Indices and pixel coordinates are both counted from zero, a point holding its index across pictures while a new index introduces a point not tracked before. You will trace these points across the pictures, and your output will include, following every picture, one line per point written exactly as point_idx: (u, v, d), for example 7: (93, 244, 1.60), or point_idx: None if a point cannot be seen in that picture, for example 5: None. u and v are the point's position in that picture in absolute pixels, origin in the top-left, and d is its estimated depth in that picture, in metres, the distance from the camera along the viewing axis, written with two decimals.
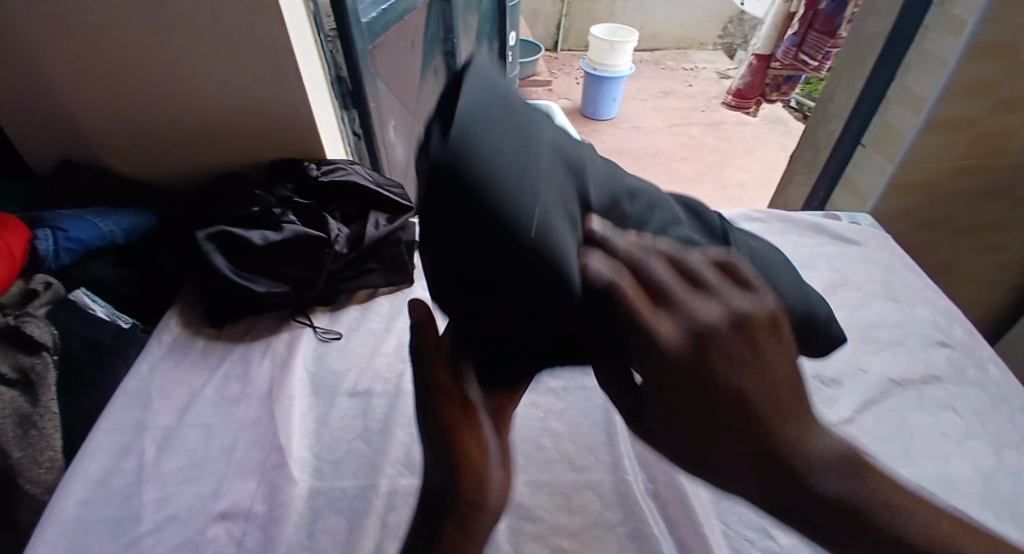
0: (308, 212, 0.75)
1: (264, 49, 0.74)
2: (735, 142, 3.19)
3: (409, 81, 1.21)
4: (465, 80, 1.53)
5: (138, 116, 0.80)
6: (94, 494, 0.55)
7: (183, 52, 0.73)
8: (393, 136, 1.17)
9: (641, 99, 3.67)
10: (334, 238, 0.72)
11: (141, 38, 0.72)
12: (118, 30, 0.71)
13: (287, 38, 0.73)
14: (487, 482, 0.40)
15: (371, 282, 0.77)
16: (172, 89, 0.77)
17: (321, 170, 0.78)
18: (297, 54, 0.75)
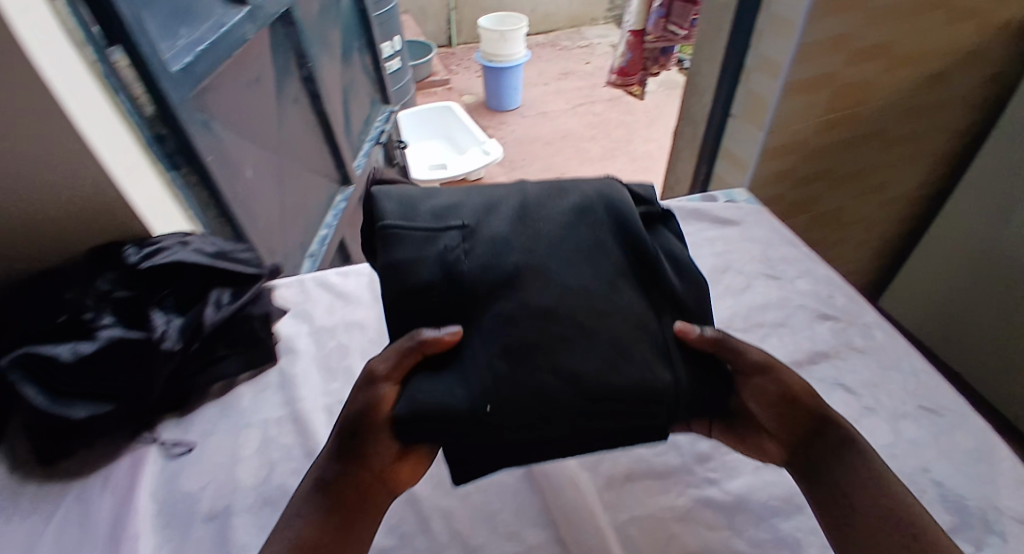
0: (129, 307, 0.65)
1: (43, 130, 0.63)
2: (638, 113, 3.23)
3: (264, 119, 1.10)
4: (337, 103, 1.44)
5: None
6: None
7: None
8: (254, 181, 1.07)
9: (543, 83, 3.65)
10: (159, 335, 0.62)
11: None
12: None
13: (67, 116, 0.62)
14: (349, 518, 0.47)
15: (226, 371, 0.69)
16: None
17: (142, 254, 0.68)
18: (87, 129, 0.64)
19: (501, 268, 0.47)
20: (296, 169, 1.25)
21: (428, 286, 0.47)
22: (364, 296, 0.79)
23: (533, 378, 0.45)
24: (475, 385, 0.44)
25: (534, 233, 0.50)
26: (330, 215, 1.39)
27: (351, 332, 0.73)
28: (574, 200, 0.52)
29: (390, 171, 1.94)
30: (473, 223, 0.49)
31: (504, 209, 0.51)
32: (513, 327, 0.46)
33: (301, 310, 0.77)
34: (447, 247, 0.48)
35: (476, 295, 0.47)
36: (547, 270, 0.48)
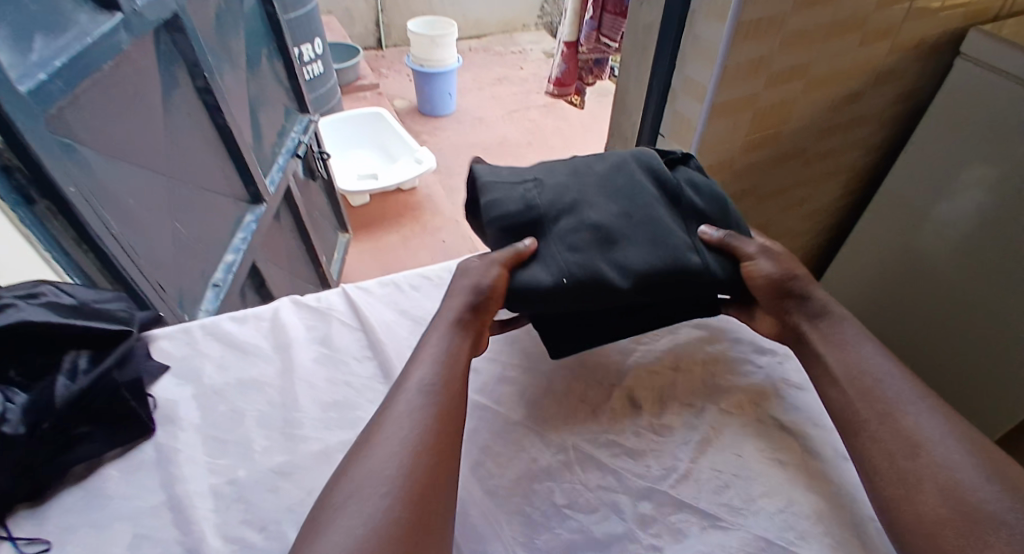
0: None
1: None
2: (572, 120, 3.23)
3: (149, 138, 0.97)
4: (242, 116, 1.31)
5: None
6: None
7: None
8: (138, 208, 0.93)
9: (477, 89, 3.59)
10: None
11: None
12: None
13: None
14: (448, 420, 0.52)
15: (91, 450, 0.57)
16: None
17: None
18: None
19: (563, 200, 0.66)
20: (194, 190, 1.11)
21: (518, 214, 0.65)
22: (265, 345, 0.69)
23: (614, 259, 0.62)
24: (559, 269, 0.61)
25: (583, 179, 0.68)
26: (240, 236, 1.26)
27: (250, 392, 0.63)
28: (621, 163, 0.69)
29: (311, 183, 1.80)
30: (541, 177, 0.68)
31: (562, 168, 0.70)
32: (578, 232, 0.64)
33: (186, 367, 0.66)
34: (525, 191, 0.67)
35: (546, 215, 0.65)
36: (597, 202, 0.66)
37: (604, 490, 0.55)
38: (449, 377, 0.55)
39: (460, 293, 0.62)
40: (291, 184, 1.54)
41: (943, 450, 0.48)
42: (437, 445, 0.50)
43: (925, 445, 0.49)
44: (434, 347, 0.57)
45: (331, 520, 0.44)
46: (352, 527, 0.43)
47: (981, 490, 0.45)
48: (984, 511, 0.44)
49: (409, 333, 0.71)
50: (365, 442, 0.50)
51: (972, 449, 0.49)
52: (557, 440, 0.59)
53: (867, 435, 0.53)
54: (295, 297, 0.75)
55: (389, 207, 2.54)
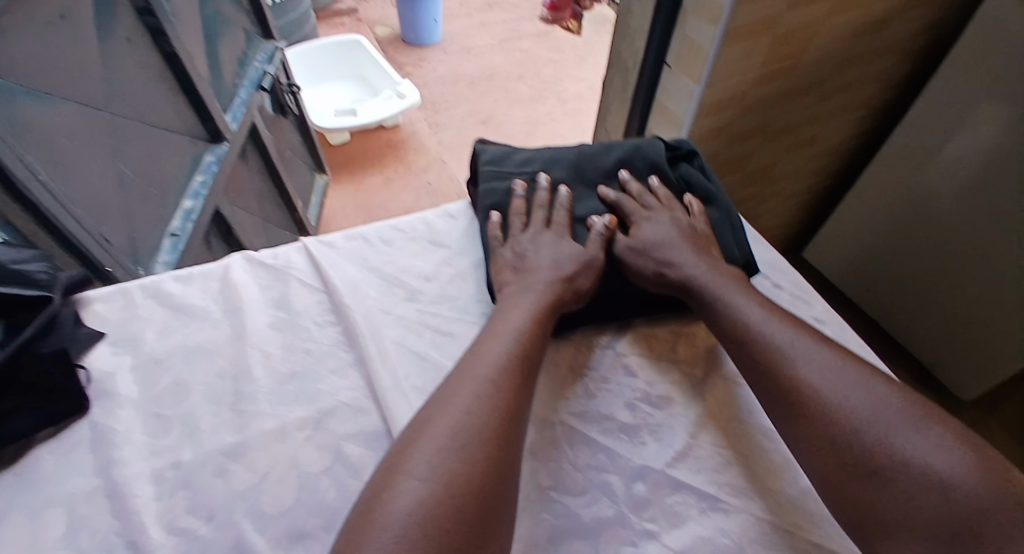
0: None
1: None
2: (567, 50, 3.01)
3: (82, 65, 0.84)
4: (196, 41, 1.16)
5: None
6: None
7: None
8: (73, 149, 0.81)
9: (465, 15, 3.31)
10: None
11: None
12: None
13: None
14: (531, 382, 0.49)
15: (16, 432, 0.49)
16: None
17: None
18: None
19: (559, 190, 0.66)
20: (139, 126, 0.99)
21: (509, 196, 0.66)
22: (215, 308, 0.61)
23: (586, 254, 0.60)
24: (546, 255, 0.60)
25: (579, 174, 0.68)
26: (199, 177, 1.15)
27: (196, 360, 0.56)
28: (623, 155, 0.69)
29: (280, 119, 1.65)
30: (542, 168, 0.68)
31: (565, 158, 0.69)
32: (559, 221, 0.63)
33: (125, 333, 0.58)
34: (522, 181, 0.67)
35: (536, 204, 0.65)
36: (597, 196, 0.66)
37: (593, 470, 0.50)
38: (532, 353, 0.51)
39: (543, 264, 0.59)
40: (257, 120, 1.41)
41: (828, 388, 0.46)
42: (509, 404, 0.46)
43: (820, 401, 0.46)
44: (522, 315, 0.53)
45: (397, 484, 0.39)
46: (416, 490, 0.39)
47: (878, 420, 0.44)
48: (877, 456, 0.42)
49: (378, 294, 0.63)
50: (439, 403, 0.45)
51: (876, 393, 0.46)
52: (543, 415, 0.53)
53: (764, 395, 0.50)
54: (247, 253, 0.66)
55: (371, 146, 2.39)
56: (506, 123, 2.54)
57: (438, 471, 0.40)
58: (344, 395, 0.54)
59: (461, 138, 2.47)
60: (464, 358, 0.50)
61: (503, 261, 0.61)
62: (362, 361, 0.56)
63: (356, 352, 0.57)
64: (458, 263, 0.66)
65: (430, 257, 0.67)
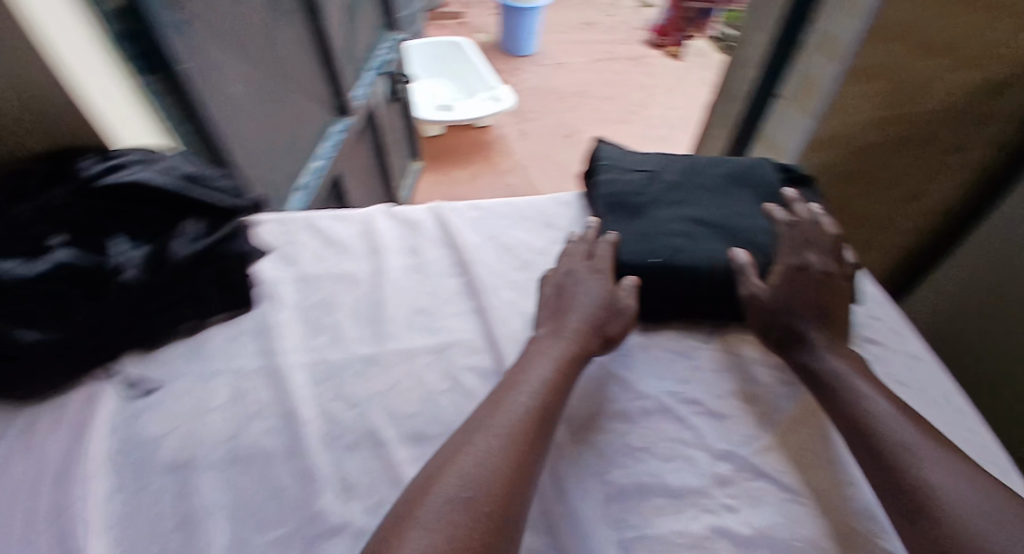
0: (77, 228, 0.55)
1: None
2: (659, 78, 3.03)
3: (256, 27, 0.96)
4: (341, 21, 1.29)
5: None
6: None
7: None
8: (242, 95, 0.93)
9: (563, 32, 3.39)
10: (117, 264, 0.54)
11: None
12: None
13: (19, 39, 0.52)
14: (541, 442, 0.47)
15: (198, 313, 0.60)
16: None
17: (104, 167, 0.58)
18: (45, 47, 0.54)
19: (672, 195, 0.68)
20: (291, 90, 1.11)
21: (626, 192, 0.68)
22: (359, 245, 0.71)
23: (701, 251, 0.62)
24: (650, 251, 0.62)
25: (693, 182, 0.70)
26: (326, 144, 1.28)
27: (341, 285, 0.67)
28: (739, 174, 0.72)
29: (394, 104, 1.79)
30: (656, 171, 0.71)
31: (679, 167, 0.72)
32: (671, 220, 0.65)
33: (287, 252, 0.69)
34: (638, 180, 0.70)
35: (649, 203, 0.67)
36: (709, 199, 0.69)
37: (679, 442, 0.53)
38: (550, 408, 0.49)
39: (582, 309, 0.58)
40: (376, 102, 1.54)
41: (942, 484, 0.42)
42: (522, 461, 0.45)
43: (922, 486, 0.43)
44: (542, 370, 0.52)
45: (402, 537, 0.38)
46: (420, 545, 0.38)
47: (998, 531, 0.39)
48: None
49: (497, 259, 0.70)
50: (455, 451, 0.45)
51: (963, 468, 0.43)
52: (638, 388, 0.57)
53: (873, 472, 0.46)
54: (388, 208, 0.76)
55: (461, 143, 2.52)
56: (590, 140, 2.59)
57: (441, 528, 0.39)
58: (463, 335, 0.62)
59: (545, 147, 2.54)
60: (479, 411, 0.49)
61: (546, 298, 0.61)
62: (480, 311, 0.64)
63: (475, 302, 0.65)
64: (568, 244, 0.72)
65: (543, 236, 0.73)
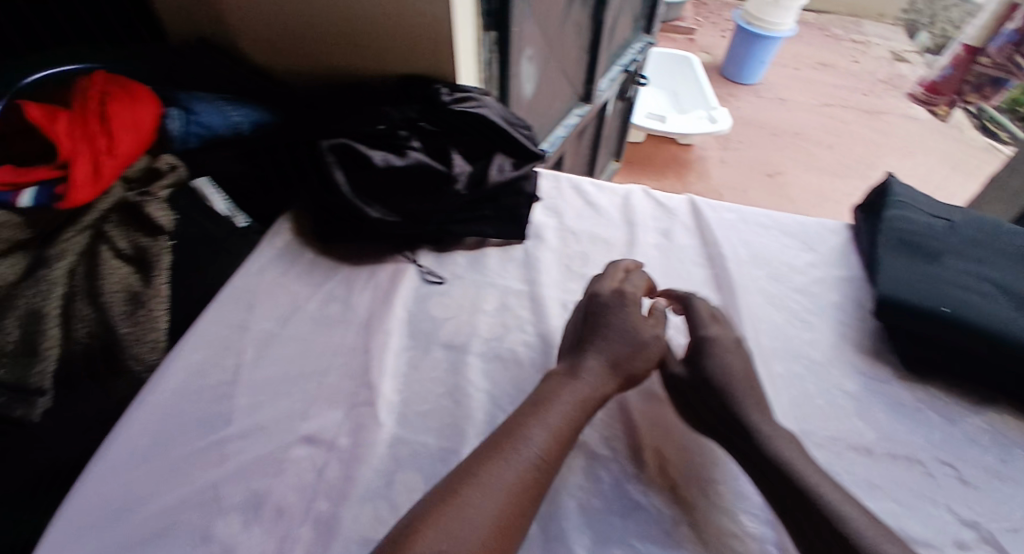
0: (429, 138, 0.70)
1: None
2: (892, 138, 2.58)
3: (556, 8, 1.05)
4: (614, 15, 1.36)
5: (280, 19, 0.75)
6: (190, 384, 0.54)
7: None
8: (524, 70, 1.03)
9: (790, 67, 3.06)
10: (455, 174, 0.67)
11: None
12: None
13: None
14: (539, 497, 0.44)
15: (483, 231, 0.71)
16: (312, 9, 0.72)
17: (453, 97, 0.71)
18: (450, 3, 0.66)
19: (973, 251, 0.62)
20: (558, 69, 1.21)
21: (918, 233, 0.63)
22: (616, 215, 0.76)
23: (1001, 315, 0.55)
24: (939, 296, 0.57)
25: (1000, 245, 0.63)
26: (561, 127, 1.35)
27: (597, 243, 0.72)
28: None
29: (619, 104, 1.82)
30: (955, 223, 0.65)
31: (985, 226, 0.65)
32: (967, 275, 0.59)
33: (553, 204, 0.78)
34: (933, 225, 0.64)
35: (944, 252, 0.61)
36: (1016, 267, 0.60)
37: (930, 496, 0.50)
38: (555, 462, 0.46)
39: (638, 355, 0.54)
40: (610, 97, 1.60)
41: None
42: (515, 514, 0.41)
43: None
44: (555, 420, 0.47)
45: None
46: None
47: None
48: None
49: (749, 264, 0.69)
50: (456, 489, 0.42)
51: None
52: (886, 427, 0.54)
53: None
54: (645, 190, 0.80)
55: (658, 155, 2.49)
56: (793, 185, 2.34)
57: None
58: None
59: (741, 181, 2.37)
60: (480, 449, 0.45)
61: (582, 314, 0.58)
62: (727, 304, 0.64)
63: (722, 294, 0.66)
64: (829, 268, 0.68)
65: (800, 253, 0.70)
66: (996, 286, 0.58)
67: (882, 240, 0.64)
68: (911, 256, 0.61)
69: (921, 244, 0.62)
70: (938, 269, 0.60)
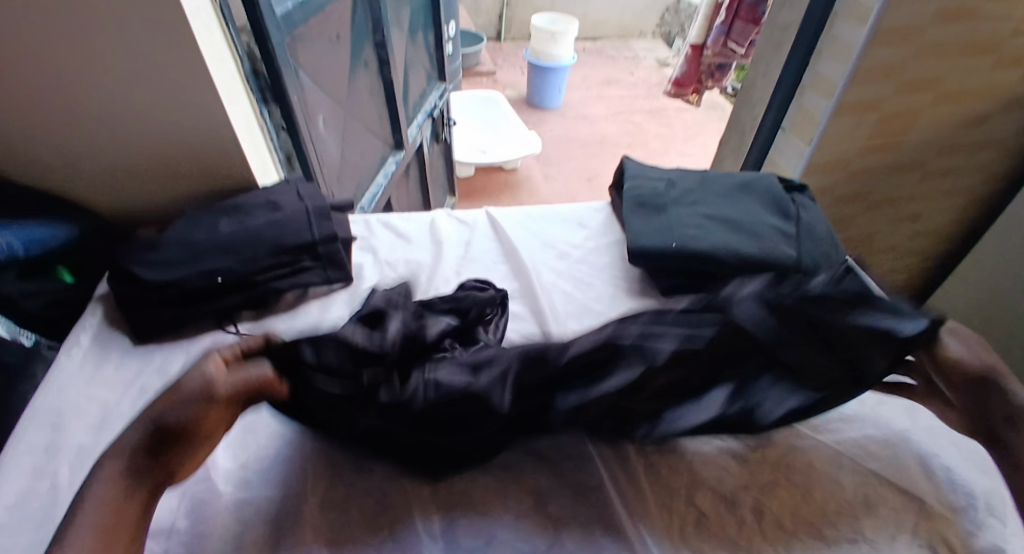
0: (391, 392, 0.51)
1: (169, 83, 0.69)
2: (675, 128, 3.06)
3: (338, 75, 1.13)
4: (402, 72, 1.48)
5: (47, 136, 0.73)
6: (7, 519, 0.50)
7: (90, 94, 0.69)
8: (323, 132, 1.09)
9: (584, 87, 3.50)
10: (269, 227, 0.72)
11: (47, 83, 0.67)
12: (22, 83, 0.67)
13: (194, 77, 0.68)
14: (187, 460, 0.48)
15: (308, 280, 0.74)
16: (70, 108, 0.70)
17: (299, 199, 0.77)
18: (214, 75, 0.69)
19: (688, 197, 0.80)
20: (358, 126, 1.29)
21: (651, 194, 0.81)
22: (424, 240, 0.85)
23: (713, 237, 0.72)
24: (667, 236, 0.73)
25: (706, 188, 0.82)
26: (381, 177, 1.44)
27: (411, 268, 0.80)
28: (747, 182, 0.84)
29: (435, 147, 1.95)
30: (675, 180, 0.84)
31: (694, 177, 0.85)
32: (687, 216, 0.76)
33: (366, 244, 0.84)
34: (660, 186, 0.82)
35: (671, 204, 0.79)
36: (720, 200, 0.80)
37: None
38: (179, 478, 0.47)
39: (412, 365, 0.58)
40: (422, 142, 1.73)
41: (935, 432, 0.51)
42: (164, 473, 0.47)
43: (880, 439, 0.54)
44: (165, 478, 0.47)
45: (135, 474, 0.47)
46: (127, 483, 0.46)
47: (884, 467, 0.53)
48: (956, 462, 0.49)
49: (538, 250, 0.82)
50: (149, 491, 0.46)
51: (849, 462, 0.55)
52: None
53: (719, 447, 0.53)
54: (446, 212, 0.90)
55: (490, 184, 2.66)
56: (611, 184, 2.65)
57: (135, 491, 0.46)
58: (512, 308, 0.73)
59: (567, 190, 2.62)
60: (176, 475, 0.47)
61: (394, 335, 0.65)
62: (527, 289, 0.76)
63: (521, 283, 0.77)
64: (598, 239, 0.84)
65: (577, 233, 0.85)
66: (707, 218, 0.76)
67: (627, 207, 0.80)
68: (649, 213, 0.78)
69: (654, 202, 0.79)
70: (667, 216, 0.77)
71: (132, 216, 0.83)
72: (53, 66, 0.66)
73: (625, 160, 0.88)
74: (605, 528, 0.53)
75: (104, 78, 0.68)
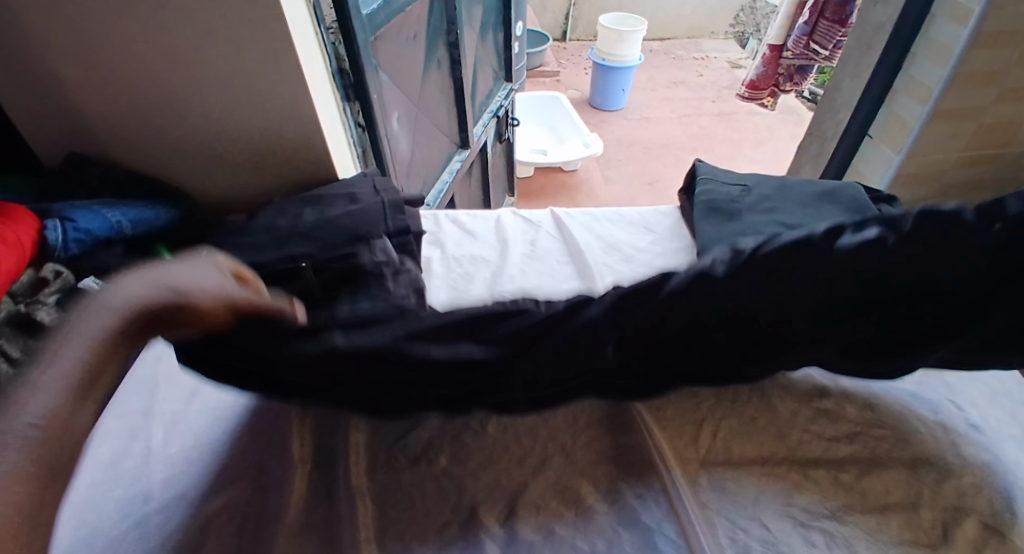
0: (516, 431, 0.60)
1: (264, 80, 0.74)
2: (745, 132, 2.94)
3: (413, 73, 1.17)
4: (472, 71, 1.52)
5: (154, 127, 0.80)
6: (107, 474, 0.55)
7: (195, 88, 0.75)
8: (397, 129, 1.14)
9: (649, 89, 3.44)
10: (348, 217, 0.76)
11: (159, 77, 0.74)
12: (137, 78, 0.74)
13: (287, 73, 0.73)
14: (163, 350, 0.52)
15: None
16: (177, 102, 0.77)
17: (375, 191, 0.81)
18: (305, 71, 0.74)
19: (765, 204, 0.78)
20: (428, 124, 1.32)
21: (723, 200, 0.79)
22: (490, 237, 0.86)
23: None
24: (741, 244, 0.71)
25: (784, 195, 0.79)
26: (446, 173, 1.47)
27: (477, 263, 0.82)
28: (828, 189, 0.80)
29: (497, 147, 1.97)
30: (751, 186, 0.81)
31: (770, 184, 0.82)
32: (761, 223, 0.74)
33: (435, 238, 0.87)
34: (734, 192, 0.80)
35: (744, 210, 0.77)
36: (798, 208, 0.77)
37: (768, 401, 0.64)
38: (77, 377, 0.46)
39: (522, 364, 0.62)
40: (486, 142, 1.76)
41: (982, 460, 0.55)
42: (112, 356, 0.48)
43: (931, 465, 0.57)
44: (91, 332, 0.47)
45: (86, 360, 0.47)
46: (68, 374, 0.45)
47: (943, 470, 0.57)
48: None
49: (604, 252, 0.82)
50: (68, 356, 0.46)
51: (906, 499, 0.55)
52: None
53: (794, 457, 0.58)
54: (513, 209, 0.91)
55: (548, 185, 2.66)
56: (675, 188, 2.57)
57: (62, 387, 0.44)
58: None
59: (627, 194, 2.56)
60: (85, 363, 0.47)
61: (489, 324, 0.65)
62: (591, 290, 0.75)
63: (586, 283, 0.77)
64: (664, 243, 0.83)
65: (643, 236, 0.85)
66: (784, 226, 0.73)
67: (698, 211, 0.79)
68: (721, 218, 0.76)
69: (727, 208, 0.78)
70: (740, 222, 0.75)
71: (222, 203, 0.90)
72: (166, 59, 0.72)
73: (697, 162, 0.87)
74: (667, 535, 0.52)
75: (208, 74, 0.74)
